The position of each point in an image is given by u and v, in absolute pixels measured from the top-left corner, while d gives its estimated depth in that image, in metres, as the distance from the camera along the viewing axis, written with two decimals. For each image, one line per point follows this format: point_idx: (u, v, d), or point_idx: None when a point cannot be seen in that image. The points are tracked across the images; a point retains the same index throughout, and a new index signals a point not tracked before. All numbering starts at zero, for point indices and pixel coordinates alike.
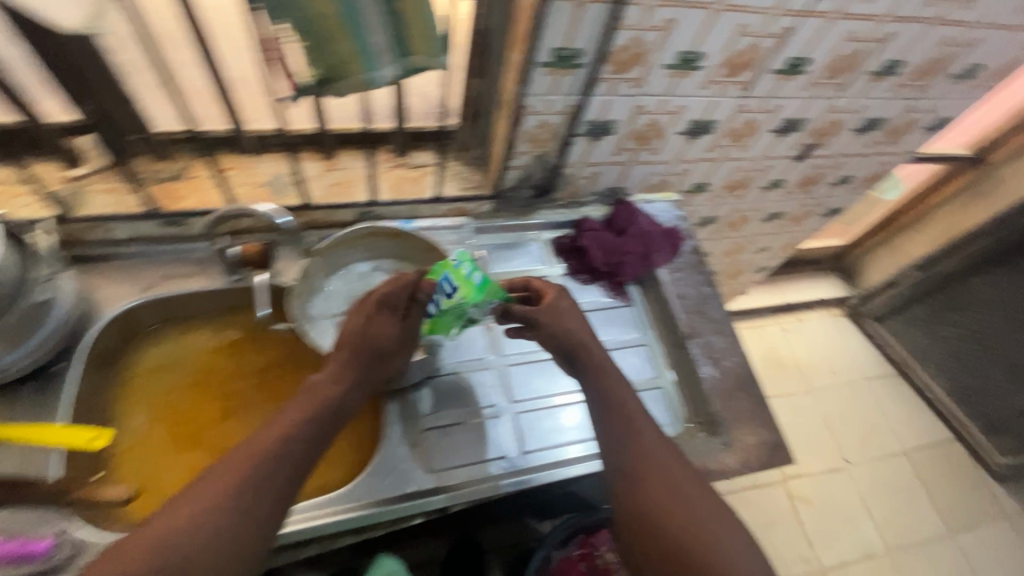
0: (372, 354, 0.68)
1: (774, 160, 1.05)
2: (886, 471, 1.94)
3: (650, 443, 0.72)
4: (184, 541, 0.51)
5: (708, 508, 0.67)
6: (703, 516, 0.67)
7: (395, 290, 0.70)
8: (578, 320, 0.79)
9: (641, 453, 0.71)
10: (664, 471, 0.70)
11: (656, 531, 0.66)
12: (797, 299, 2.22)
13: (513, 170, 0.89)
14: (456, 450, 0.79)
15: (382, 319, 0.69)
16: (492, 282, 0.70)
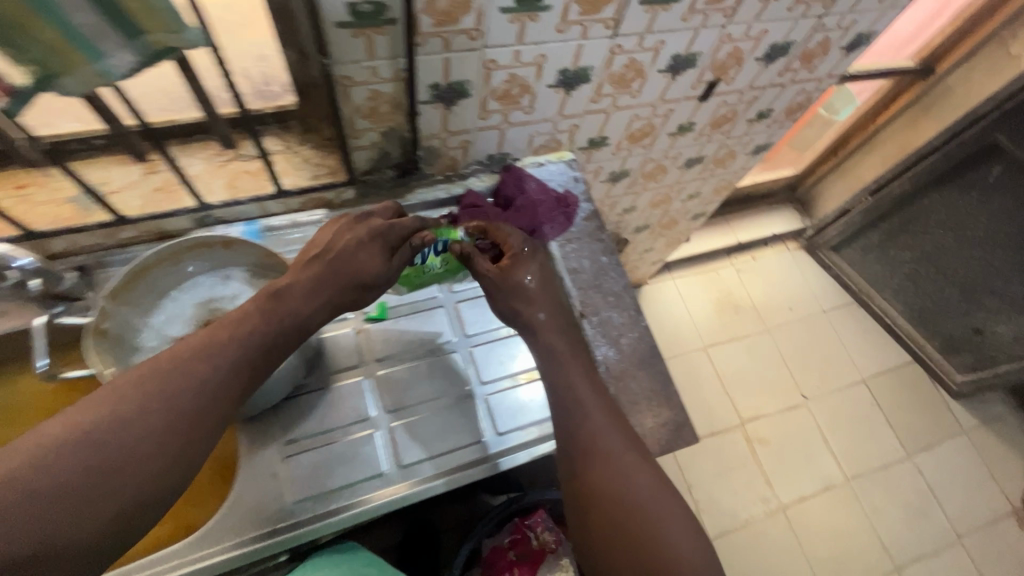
0: (350, 282, 0.65)
1: (675, 103, 0.94)
2: (845, 402, 1.93)
3: (601, 428, 0.69)
4: (107, 433, 0.49)
5: (655, 491, 0.67)
6: (652, 499, 0.66)
7: (388, 226, 0.69)
8: (544, 299, 0.77)
9: (591, 442, 0.68)
10: (617, 464, 0.67)
11: (605, 523, 0.65)
12: (751, 237, 2.15)
13: (362, 150, 0.77)
14: (324, 474, 0.70)
15: (366, 248, 0.67)
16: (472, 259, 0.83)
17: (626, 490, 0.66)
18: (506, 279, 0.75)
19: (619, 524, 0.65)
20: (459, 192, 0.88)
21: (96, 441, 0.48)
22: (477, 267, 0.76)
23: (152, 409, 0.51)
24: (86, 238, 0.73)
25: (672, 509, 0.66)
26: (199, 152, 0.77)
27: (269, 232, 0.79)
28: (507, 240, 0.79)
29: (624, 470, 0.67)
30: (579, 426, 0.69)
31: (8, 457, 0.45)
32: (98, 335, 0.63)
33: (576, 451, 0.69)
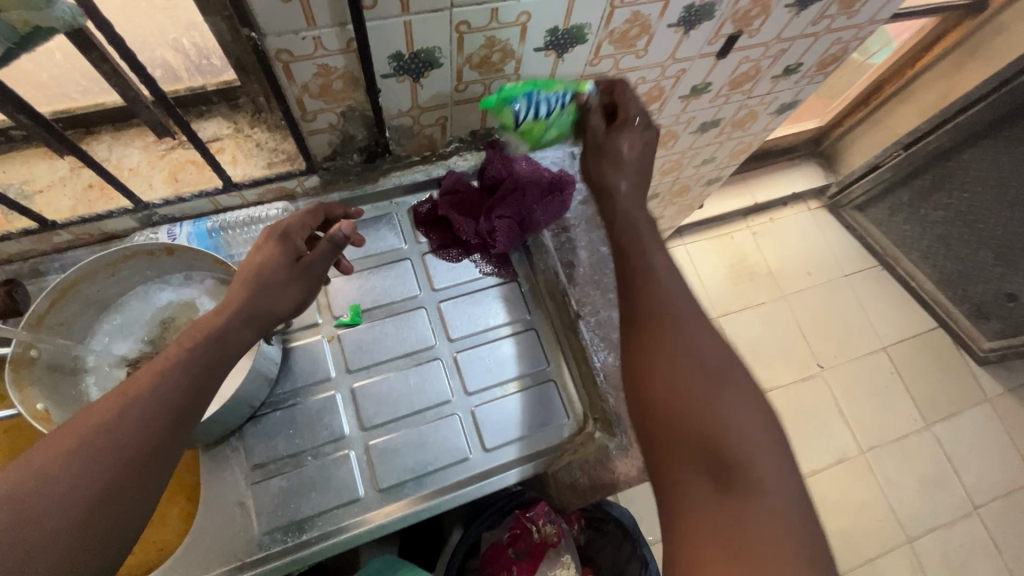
0: (256, 284, 0.55)
1: (688, 62, 0.80)
2: (863, 372, 1.85)
3: (666, 297, 0.55)
4: (28, 503, 0.37)
5: (741, 392, 0.50)
6: (735, 398, 0.49)
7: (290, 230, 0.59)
8: (635, 169, 0.69)
9: (658, 309, 0.54)
10: (690, 343, 0.52)
11: (667, 402, 0.50)
12: (769, 197, 2.00)
13: (319, 134, 0.67)
14: (295, 502, 0.64)
15: (263, 246, 0.58)
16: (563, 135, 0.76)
17: (698, 369, 0.51)
18: (595, 157, 0.70)
19: (686, 405, 0.49)
20: (440, 173, 0.80)
21: (17, 513, 0.37)
22: (589, 126, 0.71)
23: (93, 456, 0.41)
24: (14, 246, 0.65)
25: (754, 403, 0.50)
26: (136, 140, 0.68)
27: (224, 232, 0.71)
28: (628, 107, 0.70)
29: (696, 347, 0.52)
30: (640, 289, 0.57)
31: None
32: (31, 367, 0.56)
33: (636, 318, 0.55)
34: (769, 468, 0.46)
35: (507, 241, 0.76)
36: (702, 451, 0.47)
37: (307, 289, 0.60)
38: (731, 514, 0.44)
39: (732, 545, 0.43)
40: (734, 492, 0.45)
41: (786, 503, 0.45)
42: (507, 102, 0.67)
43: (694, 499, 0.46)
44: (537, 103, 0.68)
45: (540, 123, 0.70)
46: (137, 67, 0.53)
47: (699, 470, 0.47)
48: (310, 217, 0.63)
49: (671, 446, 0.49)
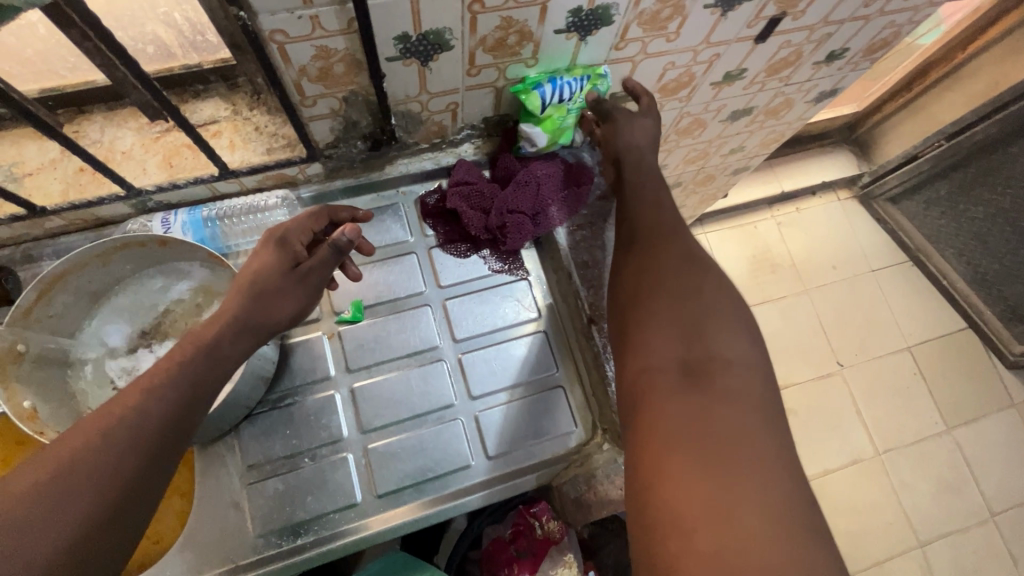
0: (252, 292, 0.52)
1: (724, 46, 0.73)
2: (884, 372, 1.79)
3: (662, 232, 0.61)
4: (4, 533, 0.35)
5: (724, 311, 0.54)
6: (716, 314, 0.54)
7: (285, 235, 0.56)
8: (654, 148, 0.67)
9: (654, 238, 0.60)
10: (681, 262, 0.57)
11: (653, 305, 0.54)
12: (797, 185, 1.90)
13: (320, 120, 0.62)
14: (291, 505, 0.63)
15: (260, 251, 0.55)
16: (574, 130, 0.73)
17: (687, 289, 0.55)
18: (616, 133, 0.67)
19: (671, 313, 0.54)
20: (449, 162, 0.76)
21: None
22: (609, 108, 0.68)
23: (78, 480, 0.38)
24: (5, 230, 0.62)
25: (735, 324, 0.53)
26: (129, 122, 0.64)
27: (222, 221, 0.68)
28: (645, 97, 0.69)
29: (686, 273, 0.56)
30: (640, 221, 0.62)
31: None
32: (18, 363, 0.54)
33: (633, 244, 0.60)
34: (741, 377, 0.49)
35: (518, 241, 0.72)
36: (681, 353, 0.51)
37: (308, 297, 0.57)
38: (700, 405, 0.47)
39: (702, 432, 0.45)
40: (706, 389, 0.48)
41: (753, 406, 0.48)
42: (533, 88, 0.65)
43: (665, 392, 0.49)
44: (560, 88, 0.66)
45: (562, 108, 0.68)
46: (122, 46, 0.49)
47: (674, 368, 0.50)
48: (314, 220, 0.60)
49: (650, 347, 0.52)
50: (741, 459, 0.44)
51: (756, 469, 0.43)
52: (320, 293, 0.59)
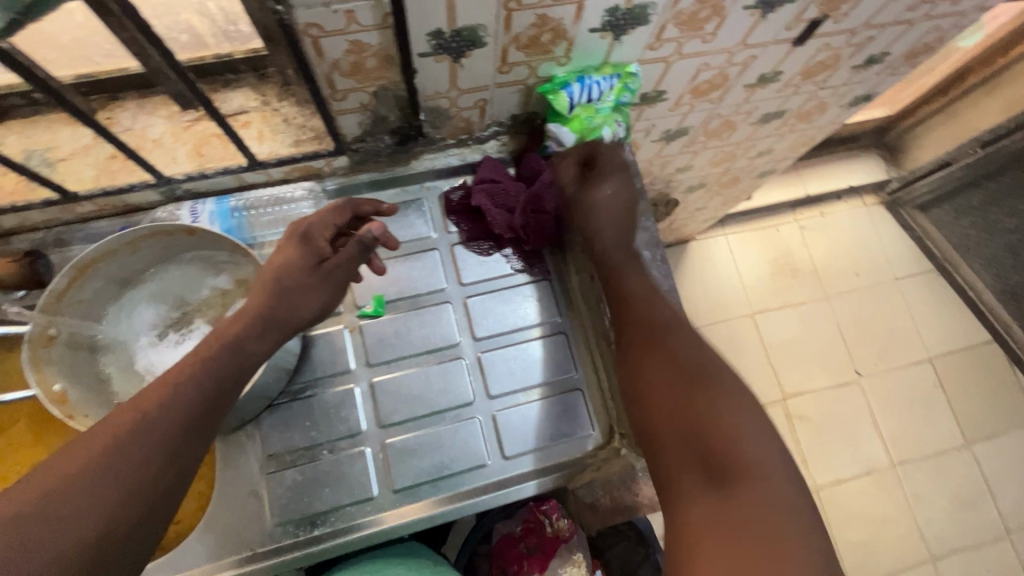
0: (275, 290, 0.54)
1: (761, 48, 0.72)
2: (903, 383, 1.75)
3: (655, 316, 0.63)
4: (52, 511, 0.39)
5: (722, 392, 0.56)
6: (715, 398, 0.56)
7: (308, 228, 0.57)
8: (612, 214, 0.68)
9: (647, 329, 0.62)
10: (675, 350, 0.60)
11: (660, 409, 0.57)
12: (823, 189, 1.86)
13: (349, 114, 0.62)
14: (309, 496, 0.63)
15: (285, 248, 0.57)
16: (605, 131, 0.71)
17: (685, 380, 0.57)
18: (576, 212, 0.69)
19: (676, 415, 0.56)
20: (475, 159, 0.75)
21: (22, 538, 0.37)
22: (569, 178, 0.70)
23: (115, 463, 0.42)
24: (38, 214, 0.63)
25: (741, 402, 0.56)
26: (160, 109, 0.64)
27: (248, 212, 0.69)
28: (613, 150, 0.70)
29: (681, 359, 0.59)
30: (632, 311, 0.64)
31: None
32: (49, 347, 0.56)
33: (628, 338, 0.62)
34: (761, 461, 0.52)
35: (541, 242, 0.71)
36: (697, 454, 0.53)
37: (332, 293, 0.58)
38: (725, 501, 0.50)
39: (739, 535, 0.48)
40: (734, 488, 0.51)
41: (781, 491, 0.51)
42: (561, 88, 0.65)
43: (696, 500, 0.52)
44: (589, 87, 0.65)
45: (591, 108, 0.67)
46: (158, 36, 0.49)
47: (697, 472, 0.53)
48: (338, 215, 0.60)
49: (669, 457, 0.55)
50: (780, 557, 0.47)
51: (793, 560, 0.47)
52: (344, 289, 0.60)
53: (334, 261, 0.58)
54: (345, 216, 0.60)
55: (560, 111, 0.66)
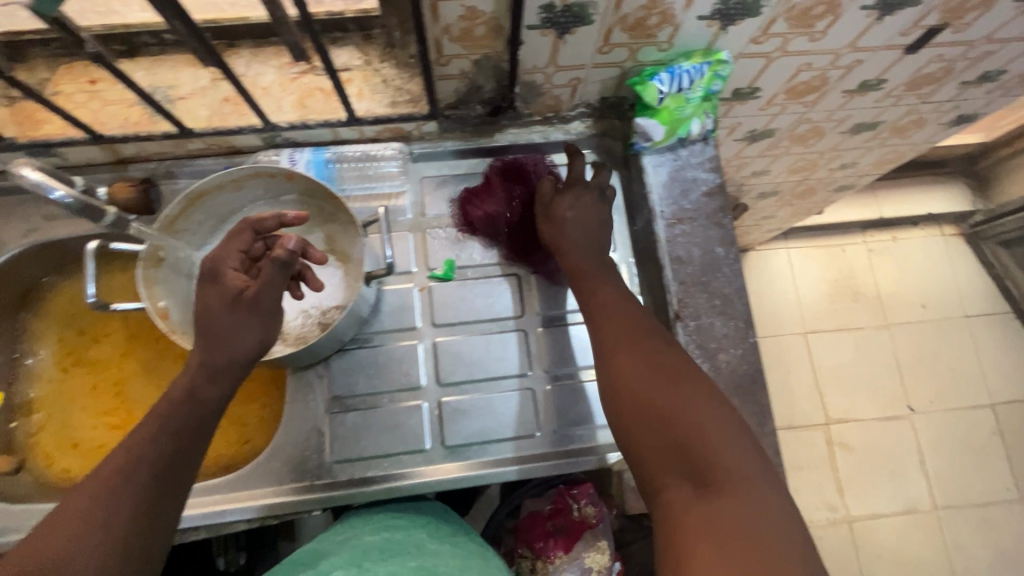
0: (205, 336, 0.55)
1: (869, 53, 0.69)
2: (958, 426, 1.66)
3: (633, 321, 0.61)
4: (98, 502, 0.47)
5: (695, 393, 0.53)
6: (687, 399, 0.53)
7: (211, 266, 0.56)
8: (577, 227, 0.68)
9: (621, 334, 0.60)
10: (644, 355, 0.57)
11: (636, 419, 0.54)
12: (898, 213, 1.77)
13: (449, 80, 0.64)
14: (365, 439, 0.67)
15: (203, 293, 0.56)
16: (694, 119, 0.69)
17: (657, 386, 0.54)
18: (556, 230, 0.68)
19: (651, 425, 0.53)
20: (557, 137, 0.76)
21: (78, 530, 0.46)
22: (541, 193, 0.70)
23: (135, 459, 0.50)
24: (154, 145, 0.68)
25: (720, 403, 0.53)
26: (272, 59, 0.67)
27: (340, 164, 0.73)
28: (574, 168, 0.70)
29: (654, 363, 0.56)
30: (605, 320, 0.61)
31: (56, 533, 0.45)
32: (159, 267, 0.61)
33: (602, 344, 0.60)
34: (742, 466, 0.49)
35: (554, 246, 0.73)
36: (675, 462, 0.50)
37: (261, 319, 0.56)
38: (709, 507, 0.47)
39: (725, 546, 0.44)
40: (716, 491, 0.48)
41: (768, 496, 0.47)
42: (650, 79, 0.65)
43: (677, 510, 0.49)
44: (677, 77, 0.64)
45: (681, 97, 0.66)
46: None
47: (676, 479, 0.50)
48: (237, 240, 0.58)
49: (648, 466, 0.52)
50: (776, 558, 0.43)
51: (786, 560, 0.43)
52: (278, 309, 0.56)
53: (250, 290, 0.54)
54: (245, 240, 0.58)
55: (644, 99, 0.66)
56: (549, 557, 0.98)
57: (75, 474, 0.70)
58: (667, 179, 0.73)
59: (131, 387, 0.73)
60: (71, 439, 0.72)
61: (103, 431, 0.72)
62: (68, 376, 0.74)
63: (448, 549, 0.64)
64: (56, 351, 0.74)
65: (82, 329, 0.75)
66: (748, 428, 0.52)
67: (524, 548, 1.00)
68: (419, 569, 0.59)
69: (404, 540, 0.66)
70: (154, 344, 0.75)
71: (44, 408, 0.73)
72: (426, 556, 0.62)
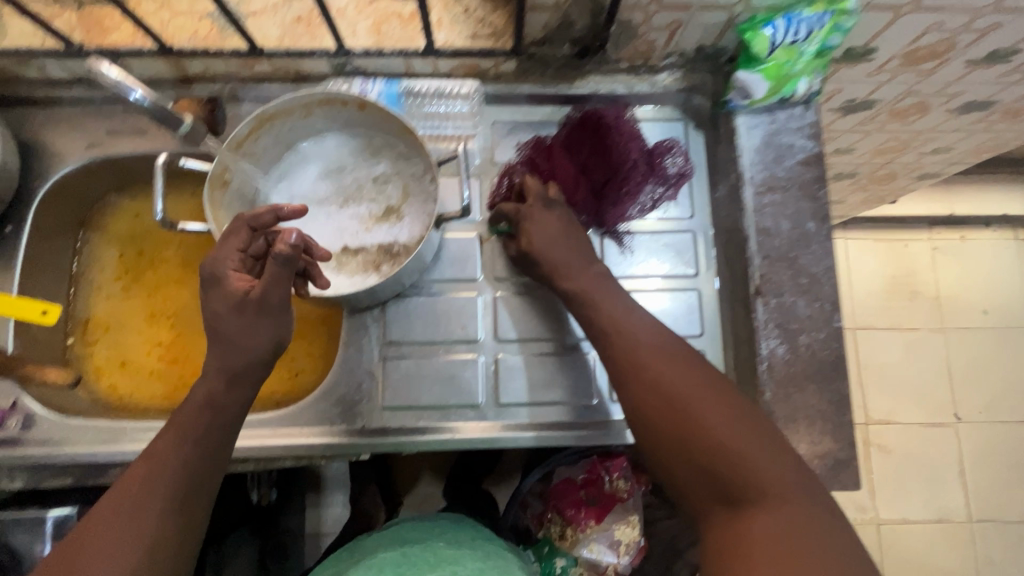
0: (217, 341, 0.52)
1: (1013, 14, 0.61)
2: (1006, 439, 1.59)
3: (643, 330, 0.56)
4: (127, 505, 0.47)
5: (716, 404, 0.49)
6: (709, 412, 0.49)
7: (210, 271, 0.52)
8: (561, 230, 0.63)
9: (630, 346, 0.55)
10: (655, 369, 0.52)
11: (658, 439, 0.50)
12: (970, 211, 1.65)
13: (540, 12, 0.58)
14: (420, 388, 0.65)
15: (209, 299, 0.53)
16: (804, 72, 0.62)
17: (676, 404, 0.50)
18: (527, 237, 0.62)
19: (675, 443, 0.49)
20: (641, 90, 0.71)
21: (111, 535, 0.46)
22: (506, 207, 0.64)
23: (164, 462, 0.49)
24: (221, 65, 0.65)
25: (742, 410, 0.49)
26: None
27: (411, 99, 0.67)
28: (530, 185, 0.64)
29: (670, 378, 0.51)
30: (614, 329, 0.56)
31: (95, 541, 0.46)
32: (224, 190, 0.58)
33: (612, 357, 0.55)
34: (777, 475, 0.46)
35: (629, 207, 0.68)
36: (704, 484, 0.47)
37: (271, 319, 0.52)
38: (747, 523, 0.44)
39: (773, 566, 0.41)
40: (751, 503, 0.45)
41: (805, 503, 0.44)
42: (763, 25, 0.58)
43: (715, 534, 0.46)
44: (795, 26, 0.57)
45: (794, 50, 0.59)
46: None
47: (709, 501, 0.47)
48: (234, 239, 0.54)
49: (676, 485, 0.49)
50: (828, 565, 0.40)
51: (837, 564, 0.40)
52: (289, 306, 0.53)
53: (254, 291, 0.51)
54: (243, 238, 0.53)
55: (750, 49, 0.60)
56: (580, 525, 0.98)
57: (122, 393, 0.71)
58: (761, 143, 0.67)
59: (187, 311, 0.74)
60: (122, 357, 0.72)
61: (156, 352, 0.72)
62: (127, 296, 0.74)
63: (470, 559, 0.69)
64: (113, 266, 0.74)
65: (142, 249, 0.74)
66: (778, 435, 0.48)
67: (555, 514, 0.99)
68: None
69: (422, 553, 0.71)
70: None
71: (97, 322, 0.72)
72: (447, 565, 0.68)
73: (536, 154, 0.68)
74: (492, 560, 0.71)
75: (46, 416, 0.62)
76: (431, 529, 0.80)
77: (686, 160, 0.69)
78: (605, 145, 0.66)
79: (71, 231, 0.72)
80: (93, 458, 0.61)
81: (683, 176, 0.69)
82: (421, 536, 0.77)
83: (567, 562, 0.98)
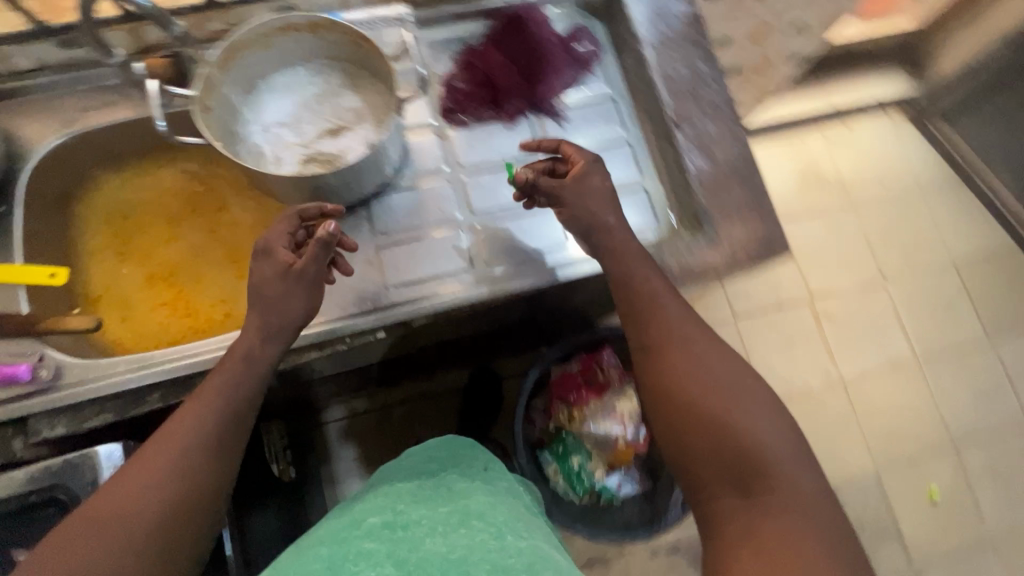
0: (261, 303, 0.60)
1: None
2: (937, 283, 1.64)
3: (682, 324, 0.60)
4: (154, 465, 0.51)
5: (745, 399, 0.54)
6: (738, 407, 0.54)
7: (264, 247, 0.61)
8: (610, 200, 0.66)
9: (665, 338, 0.59)
10: (691, 358, 0.57)
11: (683, 426, 0.55)
12: (845, 100, 1.76)
13: None
14: (416, 261, 0.74)
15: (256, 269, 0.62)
16: None
17: (708, 393, 0.55)
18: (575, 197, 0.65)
19: (701, 430, 0.54)
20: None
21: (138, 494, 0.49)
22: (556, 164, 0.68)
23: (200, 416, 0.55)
24: None
25: (767, 407, 0.54)
26: None
27: None
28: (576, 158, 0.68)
29: (704, 370, 0.56)
30: (647, 321, 0.61)
31: (121, 495, 0.49)
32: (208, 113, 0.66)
33: (645, 346, 0.60)
34: (788, 475, 0.51)
35: (557, 82, 0.81)
36: (722, 470, 0.52)
37: (308, 289, 0.61)
38: (755, 513, 0.49)
39: (773, 550, 0.46)
40: (762, 498, 0.50)
41: (809, 500, 0.50)
42: None
43: (727, 518, 0.51)
44: None
45: None
46: None
47: (724, 487, 0.52)
48: (282, 224, 0.63)
49: (696, 475, 0.54)
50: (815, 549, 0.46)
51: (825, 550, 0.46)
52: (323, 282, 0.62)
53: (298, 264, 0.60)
54: (292, 224, 0.62)
55: None
56: (584, 404, 1.07)
57: (130, 346, 0.76)
58: (648, 14, 0.81)
59: (181, 265, 0.80)
60: (127, 314, 0.77)
61: (161, 303, 0.78)
62: (124, 260, 0.79)
63: (480, 490, 0.64)
64: (105, 236, 0.80)
65: (129, 215, 0.81)
66: (800, 443, 0.54)
67: (560, 403, 1.09)
68: (452, 513, 0.58)
69: (436, 483, 0.66)
70: (195, 221, 0.82)
71: (99, 286, 0.78)
72: (460, 496, 0.62)
73: (468, 57, 0.80)
74: (504, 495, 0.65)
75: (74, 364, 0.66)
76: (448, 452, 0.74)
77: (595, 45, 0.84)
78: (523, 33, 0.80)
79: (60, 207, 0.77)
80: (128, 383, 0.65)
81: (594, 57, 0.83)
82: (436, 464, 0.72)
83: (583, 459, 1.09)
